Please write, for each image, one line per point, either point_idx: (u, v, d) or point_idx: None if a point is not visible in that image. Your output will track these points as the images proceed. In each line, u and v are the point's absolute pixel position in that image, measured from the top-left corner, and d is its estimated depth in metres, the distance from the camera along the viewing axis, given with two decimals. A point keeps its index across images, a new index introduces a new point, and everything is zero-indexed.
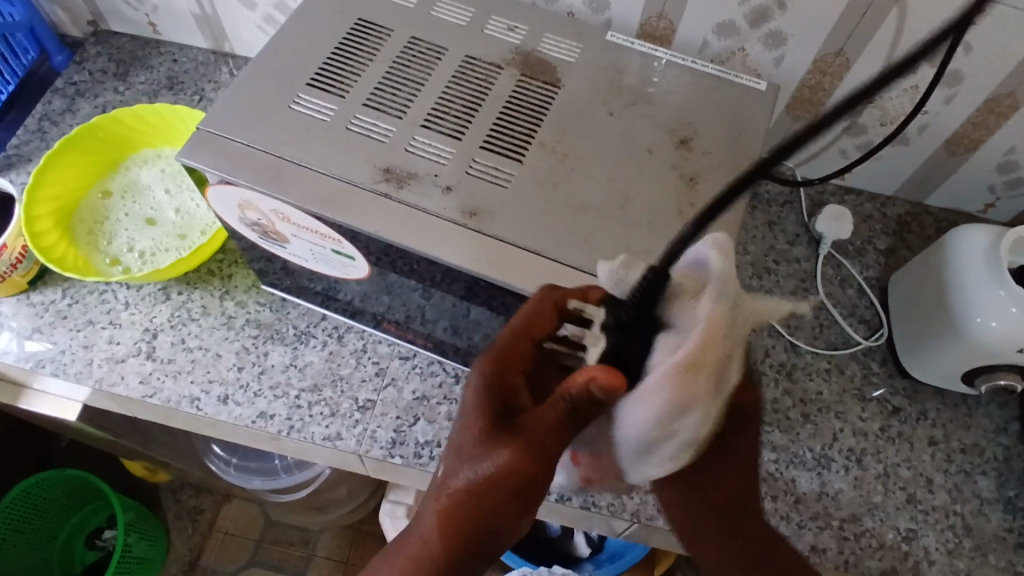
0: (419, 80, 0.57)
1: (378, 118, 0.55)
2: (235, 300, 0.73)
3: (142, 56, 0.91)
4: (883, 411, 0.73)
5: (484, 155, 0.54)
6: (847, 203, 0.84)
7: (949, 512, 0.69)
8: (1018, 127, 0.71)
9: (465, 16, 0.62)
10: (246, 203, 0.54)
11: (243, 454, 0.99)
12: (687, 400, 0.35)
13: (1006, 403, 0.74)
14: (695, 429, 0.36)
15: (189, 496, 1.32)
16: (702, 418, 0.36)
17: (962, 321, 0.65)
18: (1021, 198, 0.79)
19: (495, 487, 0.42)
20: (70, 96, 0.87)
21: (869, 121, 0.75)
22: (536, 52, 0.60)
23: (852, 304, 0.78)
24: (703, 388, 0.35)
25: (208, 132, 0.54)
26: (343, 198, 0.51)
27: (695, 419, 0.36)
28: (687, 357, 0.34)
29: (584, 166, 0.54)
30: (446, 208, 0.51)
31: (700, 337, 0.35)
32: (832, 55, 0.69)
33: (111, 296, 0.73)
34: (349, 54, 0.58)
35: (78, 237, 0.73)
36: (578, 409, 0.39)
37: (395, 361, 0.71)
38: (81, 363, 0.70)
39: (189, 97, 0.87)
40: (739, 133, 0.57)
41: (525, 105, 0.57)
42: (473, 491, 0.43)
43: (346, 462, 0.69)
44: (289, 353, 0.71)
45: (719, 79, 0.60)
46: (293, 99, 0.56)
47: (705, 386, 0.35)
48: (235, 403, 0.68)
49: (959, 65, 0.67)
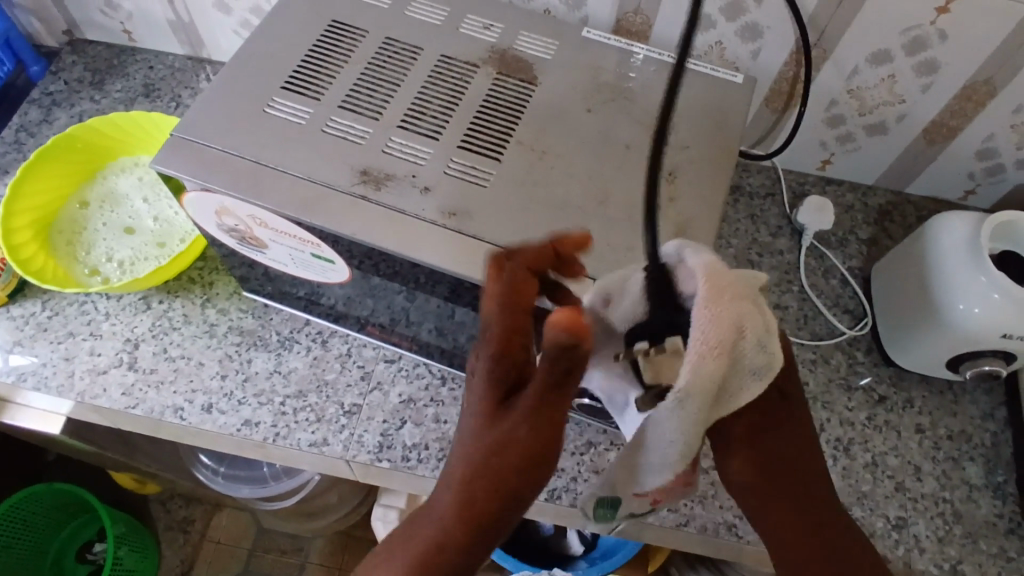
0: (395, 80, 0.57)
1: (355, 120, 0.55)
2: (217, 307, 0.73)
3: (118, 63, 0.90)
4: (870, 400, 0.73)
5: (462, 154, 0.54)
6: (828, 194, 0.85)
7: (938, 499, 0.69)
8: (996, 114, 0.71)
9: (440, 16, 0.62)
10: (223, 209, 0.54)
11: (230, 463, 0.99)
12: (732, 327, 0.36)
13: (992, 389, 0.75)
14: (753, 384, 0.39)
15: (178, 507, 1.31)
16: (761, 373, 0.38)
17: (944, 308, 0.65)
18: (1001, 184, 0.80)
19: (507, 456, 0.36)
20: (47, 106, 0.86)
21: (848, 111, 0.76)
22: (512, 50, 0.60)
23: (836, 295, 0.78)
24: (742, 313, 0.36)
25: (182, 137, 0.53)
26: (321, 201, 0.51)
27: (749, 376, 0.38)
28: (712, 287, 0.36)
29: (563, 163, 0.54)
30: (425, 209, 0.51)
31: (731, 314, 0.36)
32: (809, 47, 0.69)
33: (91, 307, 0.72)
34: (324, 56, 0.58)
35: (56, 249, 0.72)
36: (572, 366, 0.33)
37: (380, 364, 0.70)
38: (62, 376, 0.69)
39: (166, 104, 0.86)
40: (718, 127, 0.57)
41: (502, 103, 0.57)
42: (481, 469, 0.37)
43: (334, 468, 0.68)
44: (273, 359, 0.70)
45: (696, 73, 0.60)
46: (268, 102, 0.55)
47: (751, 352, 0.37)
48: (219, 412, 0.67)
49: (935, 54, 0.67)
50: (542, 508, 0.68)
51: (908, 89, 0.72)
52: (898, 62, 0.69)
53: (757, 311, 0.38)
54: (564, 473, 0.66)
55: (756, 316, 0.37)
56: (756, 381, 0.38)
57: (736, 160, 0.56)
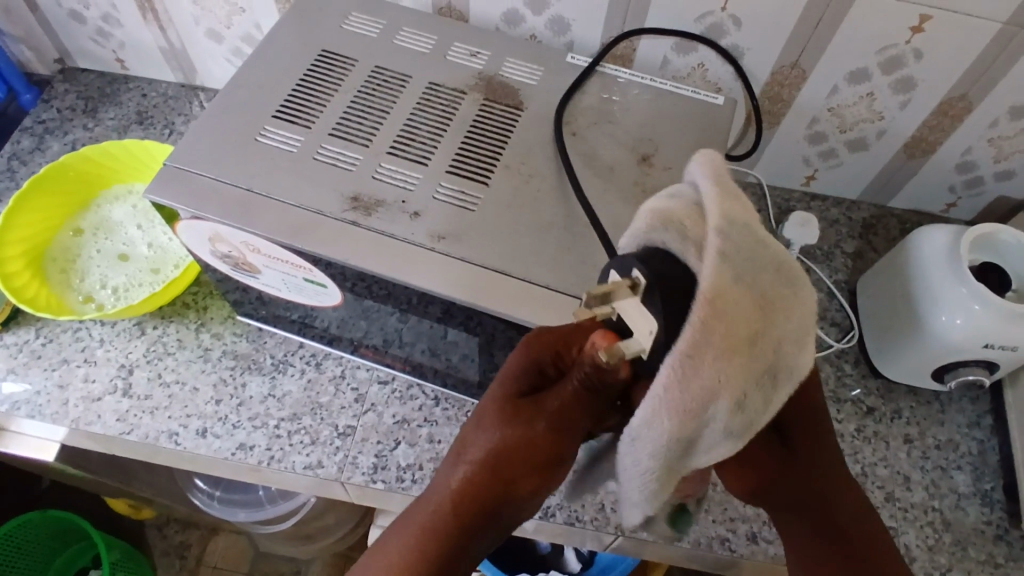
0: (384, 108, 0.58)
1: (345, 147, 0.56)
2: (211, 332, 0.73)
3: (111, 92, 0.91)
4: (858, 411, 0.74)
5: (450, 179, 0.55)
6: (813, 209, 0.86)
7: (927, 508, 0.70)
8: (972, 129, 0.73)
9: (428, 44, 0.63)
10: (216, 236, 0.55)
11: (226, 487, 0.99)
12: (708, 387, 0.32)
13: (977, 397, 0.76)
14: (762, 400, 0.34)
15: (175, 532, 1.31)
16: (773, 381, 0.34)
17: (927, 319, 0.66)
18: (981, 197, 0.81)
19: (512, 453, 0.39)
20: (39, 134, 0.87)
21: (829, 129, 0.77)
22: (498, 76, 0.61)
23: (822, 308, 0.80)
24: (722, 365, 0.32)
25: (175, 167, 0.54)
26: (312, 227, 0.52)
27: (764, 387, 0.34)
28: (693, 342, 0.31)
29: (549, 185, 0.55)
30: (414, 233, 0.52)
31: (746, 309, 0.32)
32: (788, 67, 0.71)
33: (85, 333, 0.73)
34: (314, 85, 0.59)
35: (50, 276, 0.73)
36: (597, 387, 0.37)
37: (374, 386, 0.71)
38: (57, 404, 0.69)
39: (159, 131, 0.87)
40: (699, 147, 0.58)
41: (489, 128, 0.58)
42: (486, 473, 0.40)
43: (329, 490, 0.69)
44: (267, 383, 0.71)
45: (679, 95, 0.62)
46: (260, 131, 0.56)
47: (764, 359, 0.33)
48: (214, 436, 0.68)
49: (911, 72, 0.69)
50: (537, 526, 0.68)
51: (887, 106, 0.73)
52: (875, 80, 0.71)
53: (786, 316, 0.34)
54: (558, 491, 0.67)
55: (780, 316, 0.34)
56: (767, 393, 0.34)
57: None
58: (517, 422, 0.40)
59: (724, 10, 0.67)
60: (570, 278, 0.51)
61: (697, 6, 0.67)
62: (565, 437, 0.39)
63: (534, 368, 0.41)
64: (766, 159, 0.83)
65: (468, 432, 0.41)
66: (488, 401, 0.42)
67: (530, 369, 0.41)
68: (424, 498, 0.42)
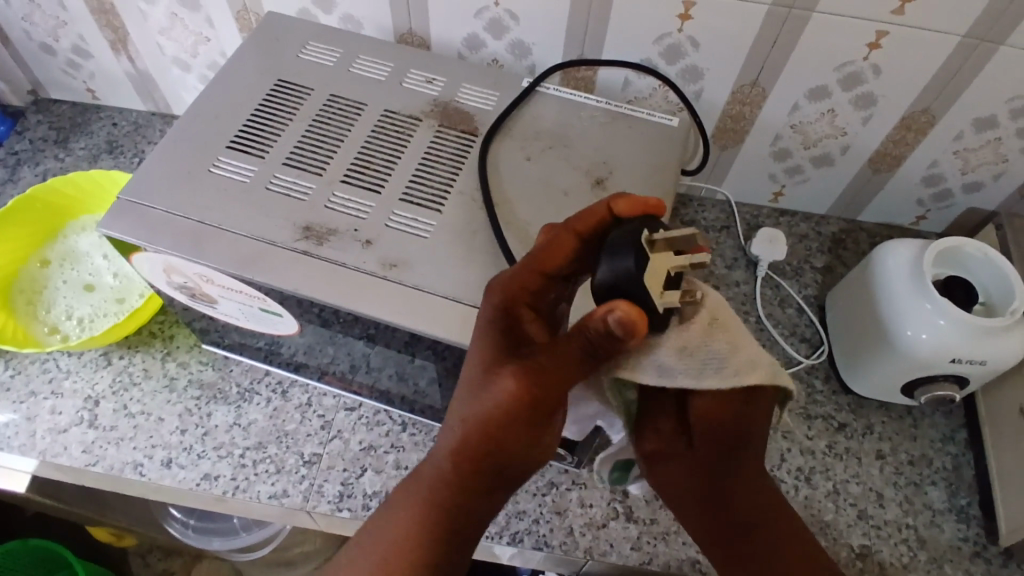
0: (339, 136, 0.59)
1: (298, 176, 0.56)
2: (177, 361, 0.73)
3: (82, 122, 0.91)
4: (829, 428, 0.74)
5: (403, 206, 0.55)
6: (782, 225, 0.86)
7: (901, 526, 0.69)
8: (936, 143, 0.74)
9: (384, 71, 0.63)
10: (170, 268, 0.55)
11: (200, 516, 0.98)
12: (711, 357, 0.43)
13: (951, 411, 0.76)
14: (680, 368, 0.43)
15: (158, 560, 1.29)
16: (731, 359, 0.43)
17: (894, 334, 0.66)
18: (950, 209, 0.82)
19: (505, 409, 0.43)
20: (11, 165, 0.87)
21: (794, 145, 0.78)
22: (453, 102, 0.62)
23: (792, 323, 0.79)
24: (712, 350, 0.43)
25: (128, 200, 0.54)
26: (262, 258, 0.52)
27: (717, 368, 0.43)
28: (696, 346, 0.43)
29: (501, 211, 0.56)
30: (366, 261, 0.52)
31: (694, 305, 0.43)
32: (749, 86, 0.72)
33: (52, 364, 0.73)
34: (270, 114, 0.59)
35: (16, 308, 0.73)
36: (596, 343, 0.40)
37: (340, 413, 0.70)
38: (23, 436, 0.69)
39: (129, 159, 0.87)
40: (653, 169, 0.58)
41: (443, 154, 0.58)
42: (472, 437, 0.44)
43: (295, 519, 0.68)
44: (233, 412, 0.70)
45: (633, 118, 0.62)
46: (214, 162, 0.56)
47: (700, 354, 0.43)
48: (179, 467, 0.67)
49: (871, 87, 0.69)
50: (507, 553, 0.67)
51: (849, 122, 0.74)
52: (836, 97, 0.71)
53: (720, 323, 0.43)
54: (527, 515, 0.66)
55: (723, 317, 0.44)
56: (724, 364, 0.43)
57: (673, 201, 0.57)
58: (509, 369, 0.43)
59: (681, 32, 0.67)
60: None
61: (654, 29, 0.68)
62: (542, 380, 0.42)
63: (514, 312, 0.45)
64: (732, 176, 0.84)
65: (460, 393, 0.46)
66: (476, 352, 0.45)
67: (513, 315, 0.45)
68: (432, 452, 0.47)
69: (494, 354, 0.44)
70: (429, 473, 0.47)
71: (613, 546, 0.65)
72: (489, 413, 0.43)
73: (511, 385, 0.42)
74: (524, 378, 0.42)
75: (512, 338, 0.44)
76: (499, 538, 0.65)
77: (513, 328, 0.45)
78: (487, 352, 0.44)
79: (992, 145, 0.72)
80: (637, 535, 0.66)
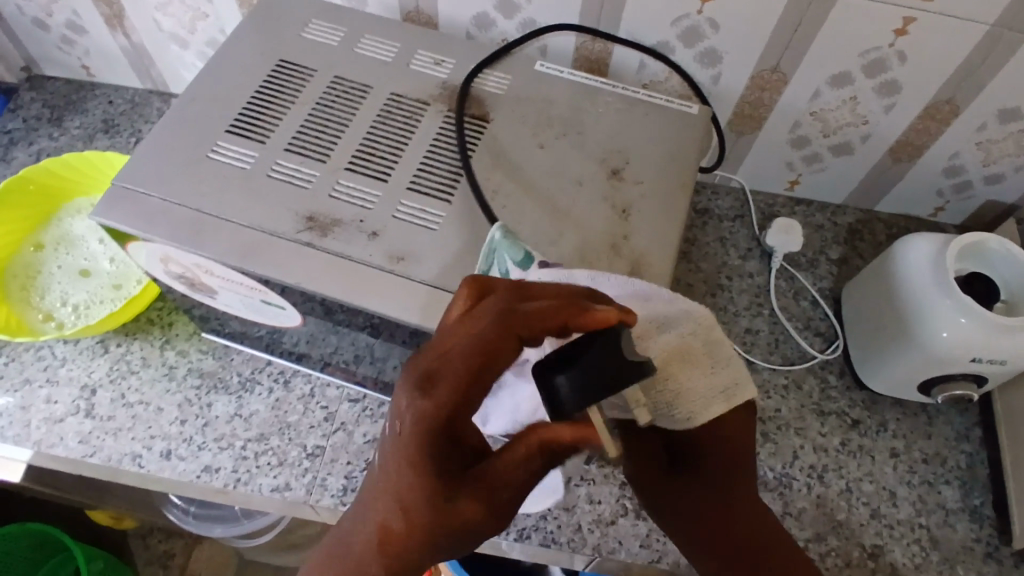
0: (344, 120, 0.56)
1: (301, 162, 0.54)
2: (176, 349, 0.71)
3: (77, 99, 0.88)
4: (843, 424, 0.72)
5: (411, 196, 0.53)
6: (798, 214, 0.84)
7: (914, 525, 0.68)
8: (959, 133, 0.71)
9: (390, 52, 0.61)
10: (167, 257, 0.52)
11: (201, 503, 0.96)
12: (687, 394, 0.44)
13: (966, 409, 0.74)
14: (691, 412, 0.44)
15: (158, 542, 1.29)
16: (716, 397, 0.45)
17: (913, 332, 0.64)
18: (970, 201, 0.79)
19: (454, 529, 0.36)
20: (4, 144, 0.84)
21: (812, 133, 0.75)
22: (463, 85, 0.59)
23: (806, 317, 0.77)
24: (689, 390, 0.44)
25: (123, 186, 0.52)
26: (264, 250, 0.50)
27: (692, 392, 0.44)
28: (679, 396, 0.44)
29: (513, 202, 0.53)
30: (372, 254, 0.50)
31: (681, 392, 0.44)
32: (769, 71, 0.69)
33: (47, 352, 0.71)
34: (271, 96, 0.57)
35: (10, 294, 0.71)
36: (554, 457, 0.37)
37: (344, 404, 0.69)
38: (18, 426, 0.67)
39: (125, 140, 0.85)
40: (670, 159, 0.56)
41: (451, 141, 0.56)
42: (409, 538, 0.36)
43: (298, 512, 0.67)
44: (234, 403, 0.69)
45: (651, 104, 0.59)
46: (212, 147, 0.54)
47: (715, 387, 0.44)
48: (179, 458, 0.66)
49: (896, 75, 0.66)
50: (514, 550, 0.66)
51: (871, 110, 0.71)
52: (859, 84, 0.68)
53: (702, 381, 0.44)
54: (534, 511, 0.65)
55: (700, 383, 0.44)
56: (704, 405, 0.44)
57: (691, 194, 0.55)
58: (456, 487, 0.36)
59: (700, 14, 0.64)
60: None
61: (673, 10, 0.65)
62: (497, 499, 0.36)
63: (451, 423, 0.36)
64: (748, 163, 0.81)
65: (402, 501, 0.36)
66: (410, 464, 0.36)
67: (450, 424, 0.36)
68: (347, 538, 0.37)
69: (441, 471, 0.36)
70: (351, 563, 0.37)
71: (621, 543, 0.64)
72: (433, 530, 0.36)
73: (466, 510, 0.36)
74: (479, 501, 0.36)
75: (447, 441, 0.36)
76: (505, 534, 0.64)
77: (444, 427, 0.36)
78: (426, 466, 0.35)
79: (1016, 137, 0.70)
80: (645, 533, 0.64)
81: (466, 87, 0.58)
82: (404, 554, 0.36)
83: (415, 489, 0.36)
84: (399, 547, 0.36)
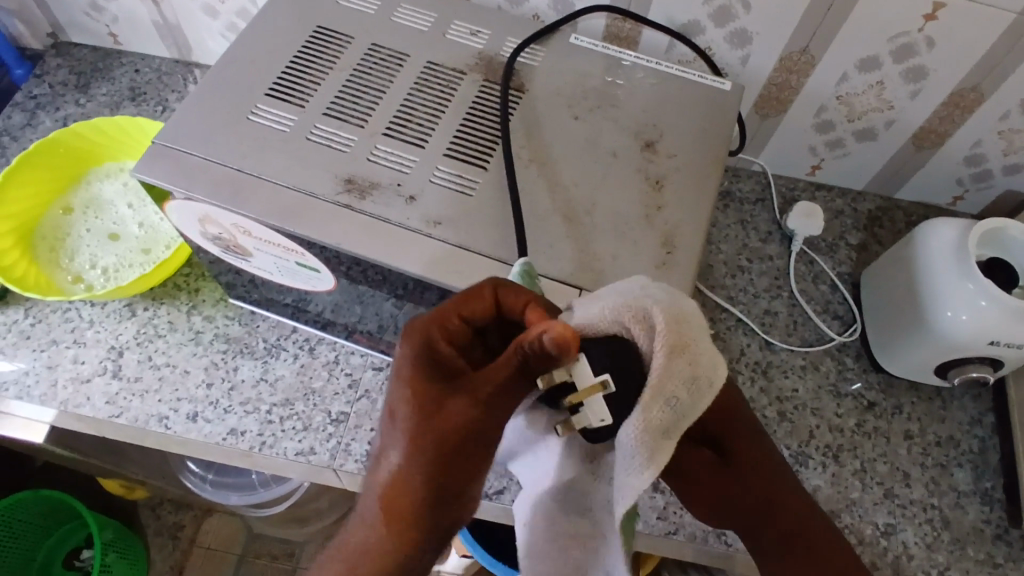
0: (381, 87, 0.57)
1: (340, 127, 0.54)
2: (203, 314, 0.72)
3: (104, 67, 0.89)
4: (859, 406, 0.73)
5: (448, 163, 0.53)
6: (818, 199, 0.84)
7: (926, 506, 0.69)
8: (982, 122, 0.72)
9: (426, 22, 0.61)
10: (205, 217, 0.53)
11: (218, 471, 0.98)
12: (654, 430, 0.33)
13: (980, 395, 0.75)
14: (637, 462, 0.33)
15: (169, 513, 1.31)
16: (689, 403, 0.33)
17: (933, 314, 0.65)
18: (989, 190, 0.80)
19: (449, 439, 0.38)
20: (31, 109, 0.85)
21: (837, 117, 0.76)
22: (498, 57, 0.60)
23: (825, 300, 0.78)
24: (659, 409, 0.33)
25: (164, 145, 0.53)
26: (303, 210, 0.51)
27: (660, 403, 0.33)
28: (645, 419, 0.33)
29: (548, 171, 0.54)
30: (410, 217, 0.51)
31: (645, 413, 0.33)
32: (798, 53, 0.69)
33: (75, 314, 0.71)
34: (309, 62, 0.57)
35: (39, 255, 0.72)
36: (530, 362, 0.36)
37: (368, 372, 0.70)
38: (46, 385, 0.68)
39: (152, 108, 0.85)
40: (704, 133, 0.57)
41: (487, 110, 0.56)
42: (417, 467, 0.38)
43: (320, 477, 0.68)
44: (260, 367, 0.69)
45: (684, 80, 0.60)
46: (252, 110, 0.54)
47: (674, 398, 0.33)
48: (205, 421, 0.67)
49: (923, 61, 0.67)
50: None
51: (897, 95, 0.71)
52: (886, 69, 0.69)
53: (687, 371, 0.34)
54: None
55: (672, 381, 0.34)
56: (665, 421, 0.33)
57: (723, 168, 0.55)
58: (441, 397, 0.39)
59: None
60: (569, 267, 0.50)
61: None
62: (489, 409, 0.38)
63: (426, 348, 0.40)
64: (771, 147, 0.82)
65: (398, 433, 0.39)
66: (401, 391, 0.40)
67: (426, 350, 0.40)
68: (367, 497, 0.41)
69: (424, 389, 0.39)
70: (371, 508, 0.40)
71: (639, 515, 0.65)
72: (427, 448, 0.38)
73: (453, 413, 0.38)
74: (466, 404, 0.38)
75: (428, 364, 0.39)
76: None
77: (433, 364, 0.40)
78: (413, 391, 0.39)
79: None
80: (663, 506, 0.66)
81: (509, 57, 0.58)
82: (416, 487, 0.38)
83: (414, 420, 0.39)
84: (406, 484, 0.39)
